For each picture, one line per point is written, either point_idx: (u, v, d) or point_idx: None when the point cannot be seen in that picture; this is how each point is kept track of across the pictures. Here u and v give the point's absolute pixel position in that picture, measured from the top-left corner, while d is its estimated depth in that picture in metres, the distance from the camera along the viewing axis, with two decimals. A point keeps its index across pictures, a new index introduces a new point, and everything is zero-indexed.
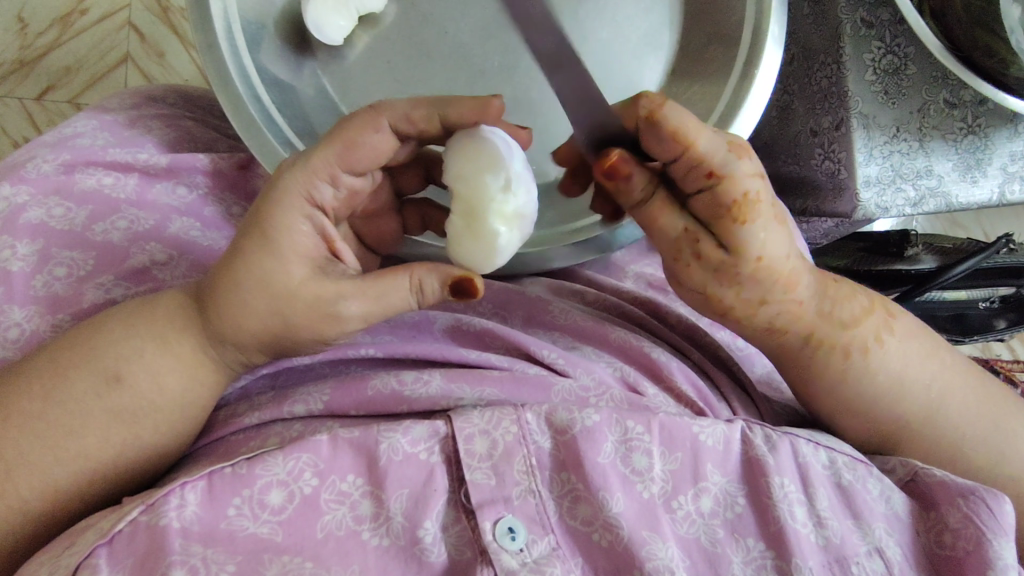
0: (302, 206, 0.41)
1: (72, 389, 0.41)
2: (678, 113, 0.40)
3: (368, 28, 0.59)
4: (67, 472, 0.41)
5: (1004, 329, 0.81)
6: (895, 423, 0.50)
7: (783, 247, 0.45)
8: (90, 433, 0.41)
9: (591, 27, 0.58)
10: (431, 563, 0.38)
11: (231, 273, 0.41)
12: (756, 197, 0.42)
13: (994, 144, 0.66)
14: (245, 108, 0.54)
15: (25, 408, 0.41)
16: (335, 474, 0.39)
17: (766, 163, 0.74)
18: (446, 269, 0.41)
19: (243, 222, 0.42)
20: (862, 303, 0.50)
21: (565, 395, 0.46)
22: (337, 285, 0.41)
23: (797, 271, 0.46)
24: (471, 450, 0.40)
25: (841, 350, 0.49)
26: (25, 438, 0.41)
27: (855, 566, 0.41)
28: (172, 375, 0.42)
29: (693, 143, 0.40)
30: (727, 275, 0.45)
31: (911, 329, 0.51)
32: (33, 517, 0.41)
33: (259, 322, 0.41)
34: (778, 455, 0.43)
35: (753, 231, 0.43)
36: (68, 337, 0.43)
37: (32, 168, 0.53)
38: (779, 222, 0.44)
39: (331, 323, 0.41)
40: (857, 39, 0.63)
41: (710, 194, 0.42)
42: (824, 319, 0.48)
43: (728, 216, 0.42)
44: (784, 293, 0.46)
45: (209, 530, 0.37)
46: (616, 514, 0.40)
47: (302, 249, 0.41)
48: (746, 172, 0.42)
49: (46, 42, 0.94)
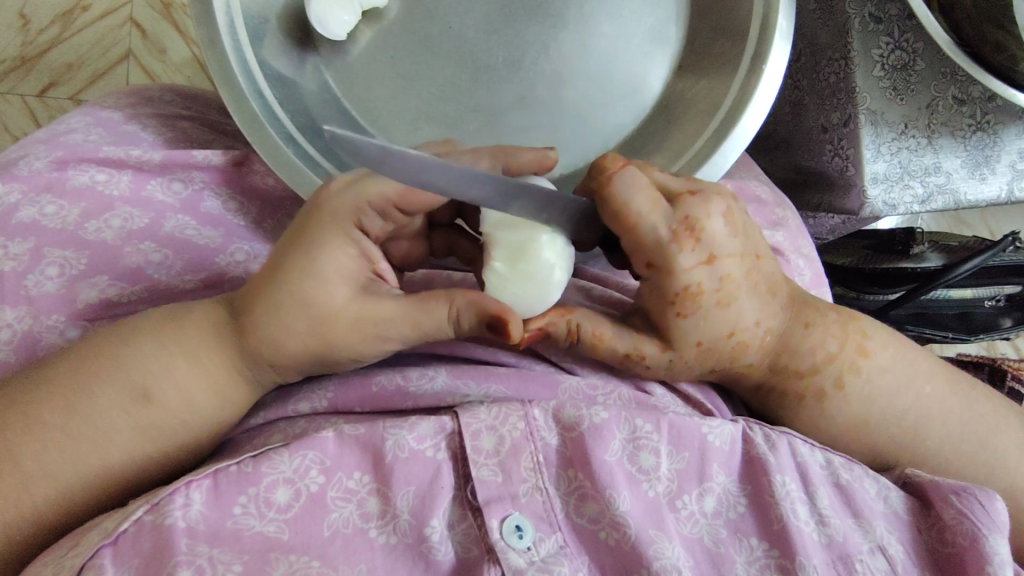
0: (345, 228, 0.41)
1: (101, 404, 0.41)
2: (620, 193, 0.41)
3: (371, 23, 0.58)
4: (84, 483, 0.41)
5: (1010, 327, 0.80)
6: (909, 426, 0.49)
7: (727, 328, 0.45)
8: (114, 449, 0.41)
9: (597, 21, 0.57)
10: (438, 562, 0.38)
11: (268, 289, 0.40)
12: (696, 287, 0.43)
13: (1003, 141, 0.65)
14: (248, 102, 0.53)
15: (49, 420, 0.41)
16: (342, 472, 0.39)
17: (785, 156, 0.73)
18: (484, 304, 0.39)
19: (288, 233, 0.42)
20: (828, 349, 0.48)
21: (572, 393, 0.46)
22: (378, 307, 0.40)
23: (756, 342, 0.47)
24: (478, 446, 0.40)
25: (795, 395, 0.49)
26: (46, 451, 0.40)
27: (858, 565, 0.41)
28: (204, 394, 0.42)
29: (634, 226, 0.42)
30: (676, 365, 0.46)
31: (885, 364, 0.48)
32: (44, 525, 0.41)
33: (298, 341, 0.41)
34: (779, 454, 0.43)
35: (691, 322, 0.44)
36: (94, 346, 0.42)
37: (25, 165, 0.54)
38: (725, 306, 0.44)
39: (369, 343, 0.41)
40: (865, 34, 0.63)
41: (653, 282, 0.43)
42: (778, 373, 0.48)
43: (668, 306, 0.43)
44: (731, 362, 0.47)
45: (215, 529, 0.37)
46: (623, 513, 0.40)
47: (344, 269, 0.40)
48: (686, 262, 0.42)
49: (48, 38, 0.94)
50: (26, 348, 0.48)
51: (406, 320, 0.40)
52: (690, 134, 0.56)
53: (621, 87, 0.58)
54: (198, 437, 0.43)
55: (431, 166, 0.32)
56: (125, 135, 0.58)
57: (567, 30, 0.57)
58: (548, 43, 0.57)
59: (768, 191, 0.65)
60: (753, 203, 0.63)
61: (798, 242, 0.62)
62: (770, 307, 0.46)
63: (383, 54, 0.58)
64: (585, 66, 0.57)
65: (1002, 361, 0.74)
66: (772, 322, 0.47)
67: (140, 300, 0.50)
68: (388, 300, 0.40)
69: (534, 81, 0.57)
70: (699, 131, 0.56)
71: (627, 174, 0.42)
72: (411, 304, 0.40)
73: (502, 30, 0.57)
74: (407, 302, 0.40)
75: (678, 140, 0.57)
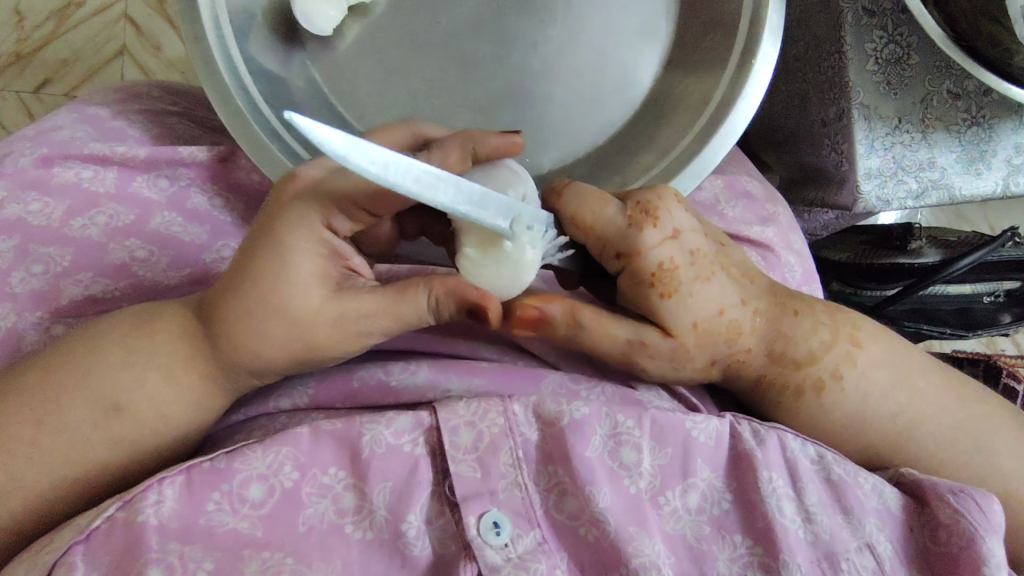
0: (317, 230, 0.40)
1: (70, 415, 0.40)
2: (574, 197, 0.43)
3: (358, 18, 0.58)
4: (60, 492, 0.40)
5: (1009, 323, 0.79)
6: (896, 425, 0.48)
7: (715, 304, 0.45)
8: (85, 459, 0.40)
9: (586, 16, 0.57)
10: (415, 558, 0.38)
11: (240, 296, 0.39)
12: (671, 263, 0.44)
13: (998, 136, 0.65)
14: (233, 100, 0.52)
15: (17, 432, 0.40)
16: (316, 467, 0.38)
17: (790, 152, 0.72)
18: (462, 291, 0.39)
19: (249, 233, 0.41)
20: (822, 337, 0.47)
21: (555, 387, 0.45)
22: (358, 303, 0.40)
23: (742, 320, 0.46)
24: (456, 442, 0.40)
25: (793, 390, 0.47)
26: (16, 464, 0.40)
27: (844, 563, 0.40)
28: (176, 404, 0.42)
29: (592, 224, 0.43)
30: (677, 355, 0.45)
31: (877, 358, 0.48)
32: (23, 534, 0.40)
33: (280, 347, 0.40)
34: (766, 449, 0.42)
35: (677, 303, 0.44)
36: (60, 357, 0.42)
37: (10, 162, 0.53)
38: (704, 281, 0.45)
39: (353, 341, 0.41)
40: (858, 27, 0.61)
41: (627, 272, 0.44)
42: (776, 362, 0.47)
43: (650, 289, 0.44)
44: (728, 348, 0.46)
45: (188, 526, 0.36)
46: (603, 510, 0.39)
47: (316, 270, 0.40)
48: (653, 239, 0.43)
49: (42, 35, 0.94)
50: (8, 345, 0.47)
51: (387, 313, 0.40)
52: (678, 129, 0.56)
53: (610, 83, 0.58)
54: (185, 440, 0.43)
55: (401, 166, 0.31)
56: (111, 131, 0.57)
57: (556, 25, 0.57)
58: (537, 39, 0.57)
59: (760, 187, 0.64)
60: (743, 198, 0.62)
61: (788, 237, 0.61)
62: (750, 289, 0.47)
63: (370, 49, 0.58)
64: (573, 61, 0.57)
65: (998, 358, 0.73)
66: (757, 302, 0.47)
67: (125, 296, 0.50)
68: (368, 296, 0.40)
69: (523, 76, 0.57)
70: (689, 125, 0.55)
71: (575, 182, 0.44)
72: (392, 298, 0.40)
73: (490, 24, 0.57)
74: (386, 294, 0.40)
75: (666, 134, 0.57)
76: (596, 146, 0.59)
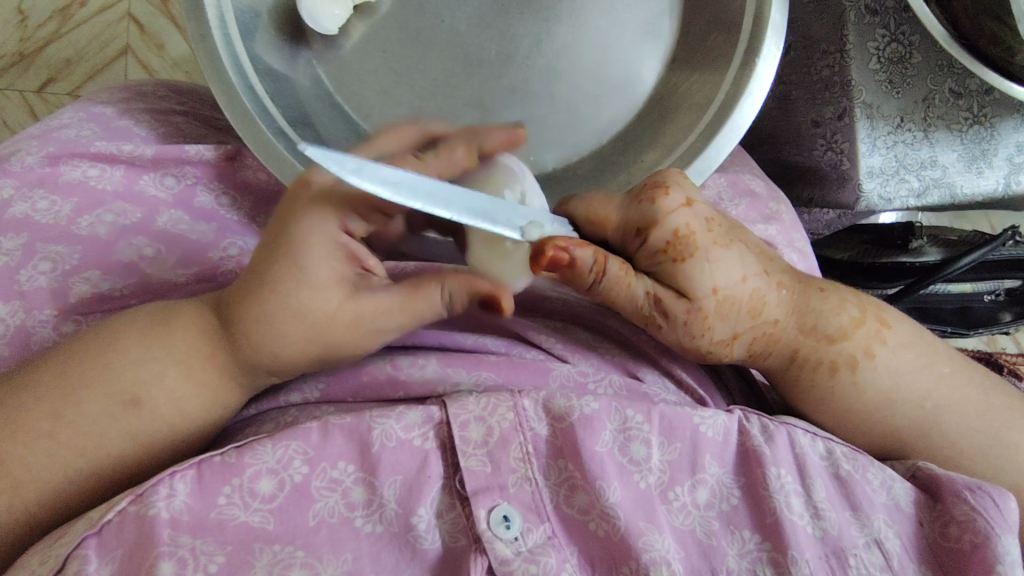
0: (336, 235, 0.40)
1: (88, 408, 0.40)
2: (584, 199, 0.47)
3: (363, 17, 0.58)
4: (75, 485, 0.40)
5: (1010, 322, 0.78)
6: (898, 421, 0.48)
7: (737, 273, 0.45)
8: (100, 452, 0.40)
9: (589, 14, 0.57)
10: (424, 550, 0.38)
11: (258, 297, 0.39)
12: (687, 229, 0.44)
13: (999, 135, 0.65)
14: (239, 98, 0.52)
15: (34, 427, 0.40)
16: (326, 461, 0.38)
17: (768, 150, 0.73)
18: (472, 283, 0.40)
19: (266, 236, 0.41)
20: (850, 313, 0.48)
21: (563, 379, 0.46)
22: (373, 304, 0.41)
23: (762, 292, 0.46)
24: (466, 437, 0.40)
25: (827, 367, 0.48)
26: (31, 457, 0.40)
27: (853, 559, 0.40)
28: (194, 399, 0.42)
29: (608, 214, 0.46)
30: (696, 322, 0.45)
31: (904, 338, 0.48)
32: (34, 526, 0.40)
33: (294, 344, 0.41)
34: (775, 446, 0.43)
35: (696, 268, 0.44)
36: (79, 353, 0.42)
37: (17, 161, 0.54)
38: (722, 248, 0.45)
39: (368, 339, 0.42)
40: (861, 26, 0.62)
41: (645, 246, 0.45)
42: (806, 335, 0.47)
43: (666, 257, 0.44)
44: (753, 320, 0.46)
45: (199, 520, 0.36)
46: (613, 504, 0.39)
47: (333, 274, 0.40)
48: (667, 207, 0.44)
49: (45, 33, 0.94)
50: (17, 342, 0.47)
51: (401, 312, 0.41)
52: (682, 127, 0.56)
53: (614, 82, 0.58)
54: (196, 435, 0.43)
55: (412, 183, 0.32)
56: (117, 130, 0.57)
57: (560, 24, 0.57)
58: (541, 37, 0.57)
59: (762, 185, 0.65)
60: (746, 196, 0.62)
61: (791, 235, 0.61)
62: (771, 265, 0.48)
63: (375, 48, 0.58)
64: (576, 60, 0.57)
65: (1000, 356, 0.73)
66: (779, 276, 0.48)
67: (132, 295, 0.50)
68: (383, 294, 0.41)
69: (528, 75, 0.57)
70: (692, 123, 0.55)
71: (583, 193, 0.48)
72: (405, 299, 0.41)
73: (495, 23, 0.57)
74: (403, 292, 0.41)
75: (671, 133, 0.57)
76: (601, 144, 0.59)
